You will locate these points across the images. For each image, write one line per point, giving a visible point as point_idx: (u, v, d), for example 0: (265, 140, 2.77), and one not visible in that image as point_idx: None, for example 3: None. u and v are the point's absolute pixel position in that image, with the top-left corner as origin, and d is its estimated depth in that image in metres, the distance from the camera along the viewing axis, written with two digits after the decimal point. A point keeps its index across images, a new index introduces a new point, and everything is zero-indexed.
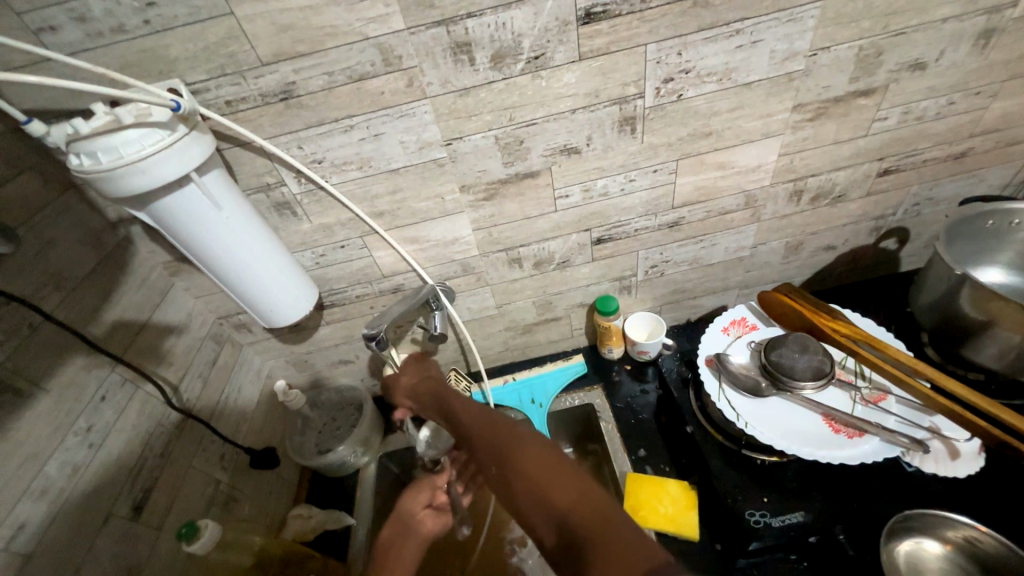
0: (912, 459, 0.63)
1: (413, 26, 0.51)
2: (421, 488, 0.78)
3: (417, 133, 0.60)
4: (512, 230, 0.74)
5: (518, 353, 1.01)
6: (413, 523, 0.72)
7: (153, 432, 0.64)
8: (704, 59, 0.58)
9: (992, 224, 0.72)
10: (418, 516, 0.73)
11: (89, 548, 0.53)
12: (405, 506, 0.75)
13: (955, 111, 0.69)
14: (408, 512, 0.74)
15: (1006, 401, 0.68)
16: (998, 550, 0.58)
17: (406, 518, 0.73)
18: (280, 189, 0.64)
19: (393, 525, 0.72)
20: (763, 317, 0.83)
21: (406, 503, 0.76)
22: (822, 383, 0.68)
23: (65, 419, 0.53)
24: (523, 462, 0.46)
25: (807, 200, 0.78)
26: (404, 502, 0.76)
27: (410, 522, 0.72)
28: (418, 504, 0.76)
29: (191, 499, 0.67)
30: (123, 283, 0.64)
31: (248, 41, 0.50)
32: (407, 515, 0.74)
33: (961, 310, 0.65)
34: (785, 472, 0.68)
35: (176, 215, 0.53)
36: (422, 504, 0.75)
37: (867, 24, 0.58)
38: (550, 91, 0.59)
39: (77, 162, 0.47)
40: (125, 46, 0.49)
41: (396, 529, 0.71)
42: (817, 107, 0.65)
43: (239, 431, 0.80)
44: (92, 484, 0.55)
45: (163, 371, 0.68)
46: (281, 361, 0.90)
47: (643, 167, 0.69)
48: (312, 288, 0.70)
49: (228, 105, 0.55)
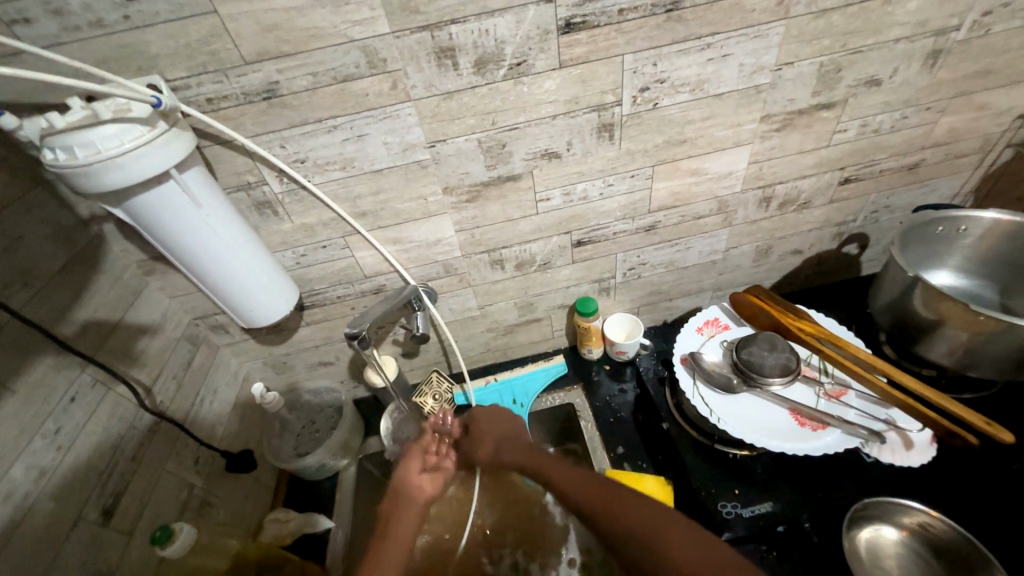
0: (871, 450, 0.67)
1: (398, 30, 0.52)
2: (410, 458, 0.80)
3: (400, 134, 0.61)
4: (494, 232, 0.75)
5: (499, 354, 1.02)
6: (410, 493, 0.76)
7: (125, 435, 0.62)
8: (679, 70, 0.61)
9: (942, 230, 0.77)
10: (415, 484, 0.77)
11: (56, 554, 0.51)
12: (400, 479, 0.78)
13: (908, 125, 0.74)
14: (404, 486, 0.77)
15: (955, 395, 0.73)
16: (948, 534, 0.62)
17: (405, 489, 0.76)
18: (261, 188, 0.63)
19: (393, 497, 0.76)
20: (735, 317, 0.86)
21: (402, 475, 0.78)
22: (789, 379, 0.72)
23: (32, 421, 0.52)
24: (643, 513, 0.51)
25: (775, 206, 0.82)
26: (400, 472, 0.78)
27: (409, 493, 0.76)
28: (414, 472, 0.79)
29: (163, 504, 0.66)
30: (94, 281, 0.63)
31: (231, 40, 0.50)
32: (401, 486, 0.77)
33: (914, 310, 0.70)
34: (755, 465, 0.72)
35: (154, 211, 0.52)
36: (418, 472, 0.79)
37: (828, 42, 0.62)
38: (531, 97, 0.60)
39: (51, 157, 0.46)
40: (103, 41, 0.49)
41: (395, 501, 0.75)
42: (783, 118, 0.69)
43: (215, 434, 0.78)
44: (59, 488, 0.53)
45: (136, 372, 0.66)
46: (259, 363, 0.89)
47: (621, 172, 0.71)
48: (292, 288, 0.70)
49: (209, 102, 0.54)
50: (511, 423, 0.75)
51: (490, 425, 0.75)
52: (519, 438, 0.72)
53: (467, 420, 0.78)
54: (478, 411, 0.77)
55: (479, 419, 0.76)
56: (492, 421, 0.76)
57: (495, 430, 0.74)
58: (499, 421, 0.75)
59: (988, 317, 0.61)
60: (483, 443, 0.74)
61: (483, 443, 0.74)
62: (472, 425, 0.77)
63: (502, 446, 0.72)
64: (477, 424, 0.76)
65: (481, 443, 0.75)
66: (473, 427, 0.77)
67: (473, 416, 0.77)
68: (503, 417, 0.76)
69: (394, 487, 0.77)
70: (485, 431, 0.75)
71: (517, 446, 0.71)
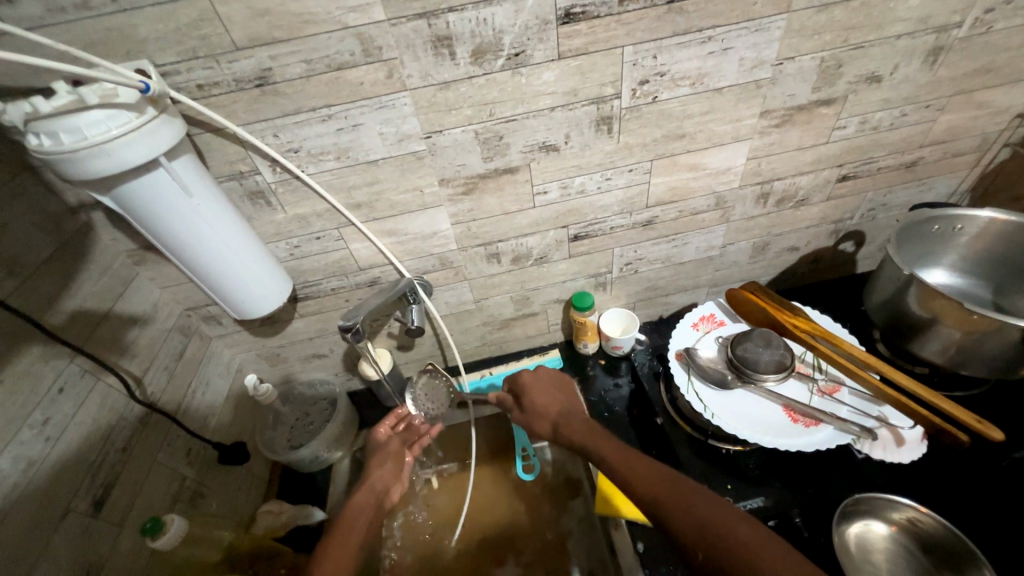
0: (861, 446, 0.68)
1: (394, 17, 0.51)
2: (385, 460, 0.77)
3: (396, 124, 0.60)
4: (491, 225, 0.75)
5: (495, 347, 1.02)
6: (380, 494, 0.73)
7: (115, 427, 0.62)
8: (679, 63, 0.60)
9: (937, 228, 0.77)
10: (388, 488, 0.75)
11: (45, 545, 0.51)
12: (377, 475, 0.75)
13: (907, 122, 0.74)
14: (377, 484, 0.74)
15: (947, 392, 0.74)
16: (936, 530, 0.63)
17: (374, 488, 0.73)
18: (254, 177, 0.62)
19: (364, 491, 0.72)
20: (731, 313, 0.86)
21: (377, 475, 0.75)
22: (784, 375, 0.72)
23: (21, 411, 0.51)
24: (690, 504, 0.50)
25: (772, 202, 0.82)
26: (378, 472, 0.75)
27: (380, 494, 0.73)
28: (388, 476, 0.76)
29: (154, 495, 0.65)
30: (83, 271, 0.62)
31: (222, 24, 0.49)
32: (377, 486, 0.73)
33: (908, 308, 0.70)
34: (748, 460, 0.73)
35: (143, 200, 0.51)
36: (391, 478, 0.76)
37: (829, 37, 0.61)
38: (529, 88, 0.59)
39: (36, 142, 0.45)
40: (89, 23, 0.48)
41: (368, 496, 0.71)
42: (783, 114, 0.69)
43: (207, 425, 0.77)
44: (48, 479, 0.53)
45: (126, 363, 0.65)
46: (252, 354, 0.88)
47: (619, 166, 0.71)
48: (286, 279, 0.69)
49: (199, 89, 0.53)
50: (565, 400, 0.73)
51: (547, 400, 0.73)
52: (576, 414, 0.69)
53: (519, 392, 0.75)
54: (529, 383, 0.75)
55: (534, 391, 0.74)
56: (546, 393, 0.74)
57: (555, 404, 0.72)
58: (555, 396, 0.73)
59: (981, 316, 0.61)
60: (542, 420, 0.71)
61: (542, 422, 0.71)
62: (525, 400, 0.74)
63: (560, 424, 0.68)
64: (531, 396, 0.74)
65: (539, 420, 0.71)
66: (524, 401, 0.74)
67: (523, 387, 0.75)
68: (557, 393, 0.74)
69: (366, 486, 0.73)
70: (544, 407, 0.72)
71: (581, 426, 0.66)
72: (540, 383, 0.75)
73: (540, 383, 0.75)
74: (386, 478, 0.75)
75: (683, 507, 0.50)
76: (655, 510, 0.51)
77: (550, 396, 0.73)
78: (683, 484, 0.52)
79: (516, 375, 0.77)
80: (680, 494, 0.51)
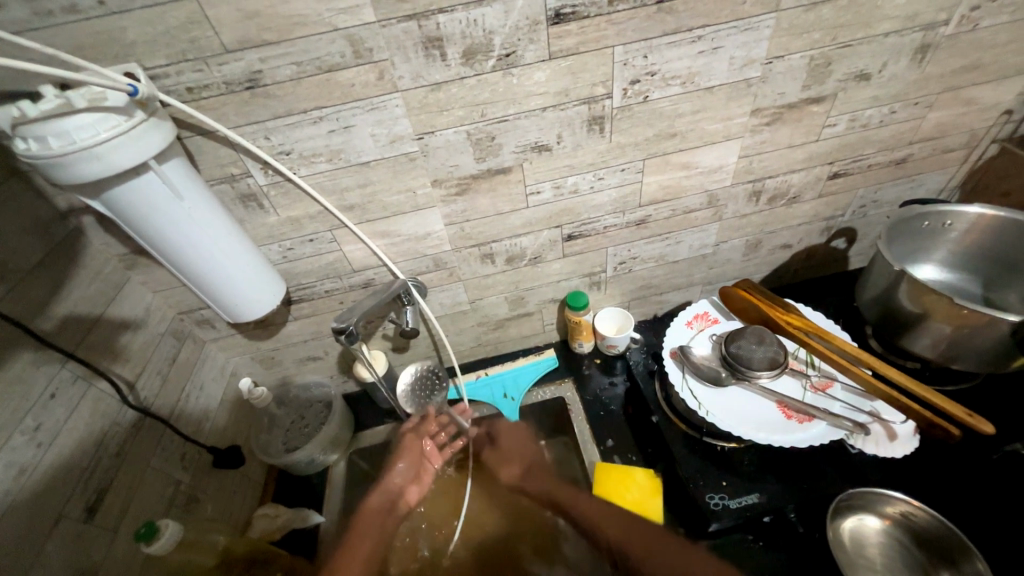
0: (855, 441, 0.69)
1: (384, 19, 0.51)
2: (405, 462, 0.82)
3: (388, 126, 0.60)
4: (484, 226, 0.75)
5: (491, 348, 1.02)
6: (395, 497, 0.80)
7: (108, 432, 0.61)
8: (669, 63, 0.61)
9: (928, 225, 0.78)
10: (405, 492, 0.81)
11: (38, 553, 0.50)
12: (395, 479, 0.81)
13: (896, 120, 0.75)
14: (393, 488, 0.80)
15: (939, 386, 0.74)
16: (929, 522, 0.63)
17: (390, 491, 0.80)
18: (245, 180, 0.62)
19: (379, 495, 0.78)
20: (724, 311, 0.87)
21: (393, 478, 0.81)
22: (777, 372, 0.72)
23: (12, 417, 0.51)
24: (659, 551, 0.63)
25: (764, 200, 0.83)
26: (394, 475, 0.81)
27: (397, 498, 0.80)
28: (404, 478, 0.82)
29: (148, 500, 0.65)
30: (74, 275, 0.61)
31: (211, 27, 0.49)
32: (393, 489, 0.80)
33: (899, 304, 0.71)
34: (742, 457, 0.72)
35: (132, 202, 0.51)
36: (407, 480, 0.82)
37: (817, 36, 0.61)
38: (521, 89, 0.60)
39: (24, 147, 0.45)
40: (76, 27, 0.47)
41: (383, 500, 0.78)
42: (773, 112, 0.69)
43: (201, 430, 0.77)
44: (41, 485, 0.52)
45: (118, 368, 0.65)
46: (246, 357, 0.88)
47: (611, 165, 0.71)
48: (279, 281, 0.69)
49: (189, 91, 0.53)
50: (532, 448, 0.86)
51: (514, 446, 0.86)
52: (542, 467, 0.83)
53: (494, 434, 0.88)
54: (503, 427, 0.88)
55: (506, 438, 0.87)
56: (517, 441, 0.87)
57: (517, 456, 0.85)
58: (518, 445, 0.86)
59: (971, 311, 0.62)
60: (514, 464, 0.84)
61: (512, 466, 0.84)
62: (499, 443, 0.87)
63: (531, 473, 0.82)
64: (500, 442, 0.87)
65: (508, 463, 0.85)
66: (497, 444, 0.87)
67: (496, 430, 0.88)
68: (528, 444, 0.87)
69: (382, 487, 0.79)
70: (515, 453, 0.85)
71: (540, 475, 0.82)
72: (513, 432, 0.88)
73: (514, 433, 0.88)
74: (401, 480, 0.81)
75: (652, 553, 0.63)
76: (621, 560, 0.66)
77: (522, 447, 0.86)
78: (650, 537, 0.65)
79: (495, 420, 0.89)
80: (650, 546, 0.64)
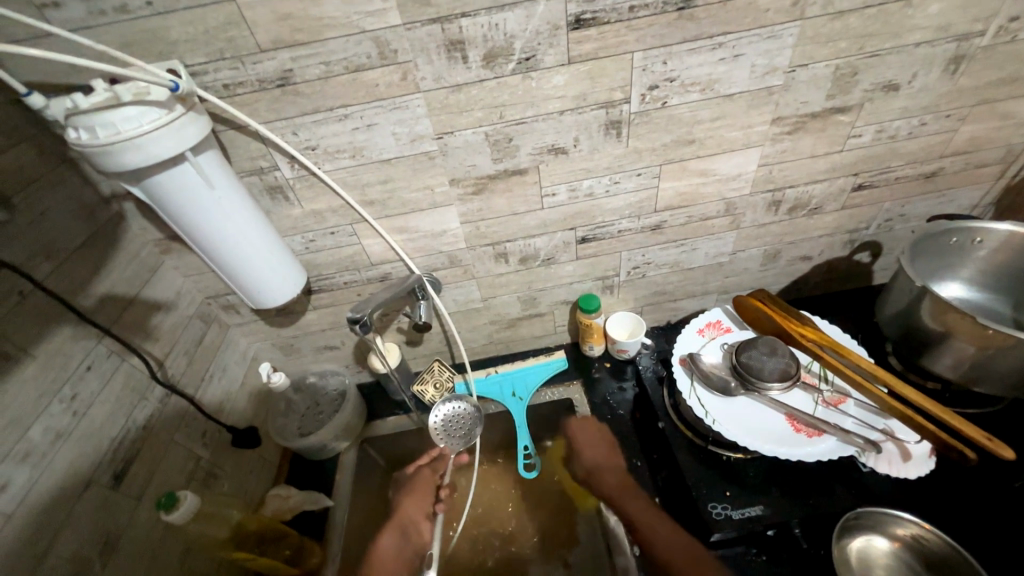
0: (866, 459, 0.67)
1: (409, 22, 0.53)
2: (418, 497, 0.92)
3: (409, 125, 0.62)
4: (499, 225, 0.76)
5: (502, 346, 1.03)
6: (412, 531, 0.89)
7: (138, 405, 0.65)
8: (689, 69, 0.61)
9: (955, 241, 0.75)
10: (418, 526, 0.89)
11: (69, 513, 0.54)
12: (408, 514, 0.91)
13: (925, 132, 0.73)
14: (409, 520, 0.90)
15: (959, 409, 0.72)
16: (941, 547, 0.61)
17: (405, 519, 0.90)
18: (273, 173, 0.65)
19: (394, 530, 0.89)
20: (738, 321, 0.86)
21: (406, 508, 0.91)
22: (788, 385, 0.72)
23: (51, 386, 0.55)
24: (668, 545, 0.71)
25: (784, 210, 0.81)
26: (406, 511, 0.91)
27: (409, 528, 0.89)
28: (417, 511, 0.91)
29: (170, 473, 0.68)
30: (114, 258, 0.65)
31: (247, 27, 0.52)
32: (408, 520, 0.90)
33: (922, 322, 0.69)
34: (748, 468, 0.71)
35: (170, 191, 0.54)
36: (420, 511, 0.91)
37: (844, 44, 0.61)
38: (539, 92, 0.61)
39: (75, 136, 0.49)
40: (126, 25, 0.51)
41: (396, 534, 0.88)
42: (796, 121, 0.68)
43: (222, 409, 0.81)
44: (75, 451, 0.56)
45: (149, 346, 0.69)
46: (268, 343, 0.91)
47: (627, 170, 0.71)
48: (301, 272, 0.72)
49: (225, 88, 0.56)
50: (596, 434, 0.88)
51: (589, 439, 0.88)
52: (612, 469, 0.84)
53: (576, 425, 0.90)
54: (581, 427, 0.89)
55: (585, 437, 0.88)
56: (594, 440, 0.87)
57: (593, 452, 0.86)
58: (602, 449, 0.86)
59: (996, 331, 0.60)
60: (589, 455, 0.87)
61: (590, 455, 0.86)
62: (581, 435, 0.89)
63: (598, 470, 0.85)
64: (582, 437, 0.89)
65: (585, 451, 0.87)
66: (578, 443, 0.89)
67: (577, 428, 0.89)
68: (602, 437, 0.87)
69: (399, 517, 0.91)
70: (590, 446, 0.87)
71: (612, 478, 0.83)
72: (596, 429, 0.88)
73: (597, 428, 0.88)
74: (415, 511, 0.91)
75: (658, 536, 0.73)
76: (667, 568, 0.68)
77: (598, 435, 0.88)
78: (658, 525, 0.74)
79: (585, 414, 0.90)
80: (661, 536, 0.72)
